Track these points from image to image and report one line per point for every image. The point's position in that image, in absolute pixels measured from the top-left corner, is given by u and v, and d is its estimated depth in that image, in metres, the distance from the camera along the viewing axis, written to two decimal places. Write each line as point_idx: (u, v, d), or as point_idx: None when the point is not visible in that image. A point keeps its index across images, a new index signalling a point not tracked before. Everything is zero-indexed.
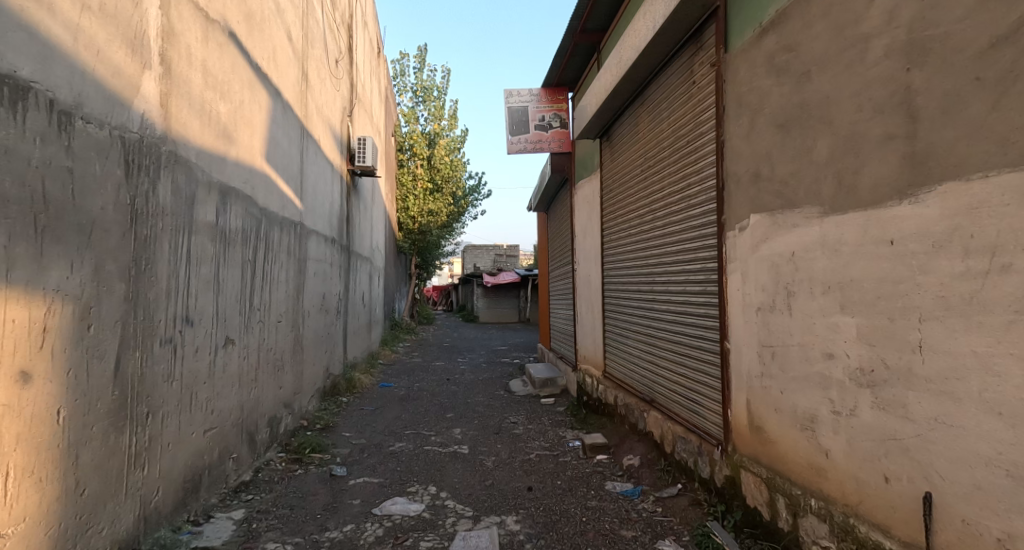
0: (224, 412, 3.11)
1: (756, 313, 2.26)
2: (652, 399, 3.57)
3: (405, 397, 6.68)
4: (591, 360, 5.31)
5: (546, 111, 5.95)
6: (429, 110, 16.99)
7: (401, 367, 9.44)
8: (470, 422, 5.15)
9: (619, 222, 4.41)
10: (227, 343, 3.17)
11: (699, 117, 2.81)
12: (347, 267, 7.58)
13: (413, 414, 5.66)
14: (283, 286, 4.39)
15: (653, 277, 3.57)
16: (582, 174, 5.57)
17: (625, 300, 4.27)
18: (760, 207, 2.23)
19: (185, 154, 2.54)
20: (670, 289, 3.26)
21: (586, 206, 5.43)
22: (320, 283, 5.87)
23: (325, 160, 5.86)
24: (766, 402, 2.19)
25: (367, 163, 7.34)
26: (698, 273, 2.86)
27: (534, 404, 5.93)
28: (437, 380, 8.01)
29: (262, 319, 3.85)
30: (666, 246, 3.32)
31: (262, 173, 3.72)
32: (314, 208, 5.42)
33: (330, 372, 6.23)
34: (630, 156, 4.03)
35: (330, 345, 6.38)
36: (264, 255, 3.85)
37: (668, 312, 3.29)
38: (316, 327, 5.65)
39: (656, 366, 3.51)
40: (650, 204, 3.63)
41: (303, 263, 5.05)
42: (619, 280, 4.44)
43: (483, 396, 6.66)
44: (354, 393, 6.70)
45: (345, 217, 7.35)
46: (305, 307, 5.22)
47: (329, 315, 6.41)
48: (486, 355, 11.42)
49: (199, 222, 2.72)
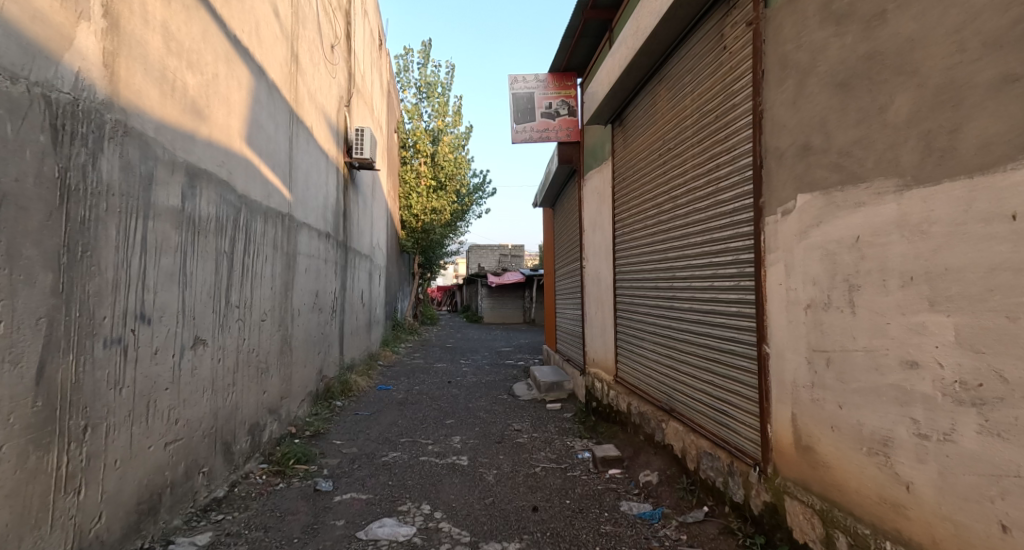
0: (192, 422, 2.78)
1: (806, 311, 1.90)
2: (671, 408, 3.22)
3: (402, 402, 6.33)
4: (601, 363, 4.96)
5: (553, 98, 5.65)
6: (433, 106, 16.71)
7: (402, 369, 9.10)
8: (470, 430, 4.81)
9: (632, 214, 4.06)
10: (197, 344, 2.85)
11: (730, 88, 2.46)
12: (344, 264, 7.27)
13: (410, 420, 5.31)
14: (268, 282, 4.06)
15: (672, 273, 3.22)
16: (592, 165, 5.22)
17: (639, 298, 3.91)
18: (810, 185, 1.87)
19: (140, 127, 2.22)
20: (693, 285, 2.91)
21: (595, 198, 5.08)
22: (313, 280, 5.54)
23: (319, 150, 5.53)
24: (817, 418, 1.83)
25: (366, 155, 7.02)
26: (728, 266, 2.50)
27: (539, 410, 5.58)
28: (438, 383, 7.67)
29: (242, 318, 3.52)
30: (688, 237, 2.97)
31: (242, 157, 3.41)
32: (305, 200, 5.10)
33: (323, 374, 5.89)
34: (645, 140, 3.68)
35: (324, 346, 6.05)
36: (245, 247, 3.52)
37: (691, 311, 2.94)
38: (307, 327, 5.33)
39: (677, 372, 3.15)
40: (669, 191, 3.27)
41: (292, 259, 4.72)
42: (632, 277, 4.09)
43: (486, 400, 6.31)
44: (350, 397, 6.37)
45: (342, 212, 7.02)
46: (295, 306, 4.89)
47: (324, 314, 6.08)
48: (490, 357, 11.09)
49: (158, 206, 2.39)
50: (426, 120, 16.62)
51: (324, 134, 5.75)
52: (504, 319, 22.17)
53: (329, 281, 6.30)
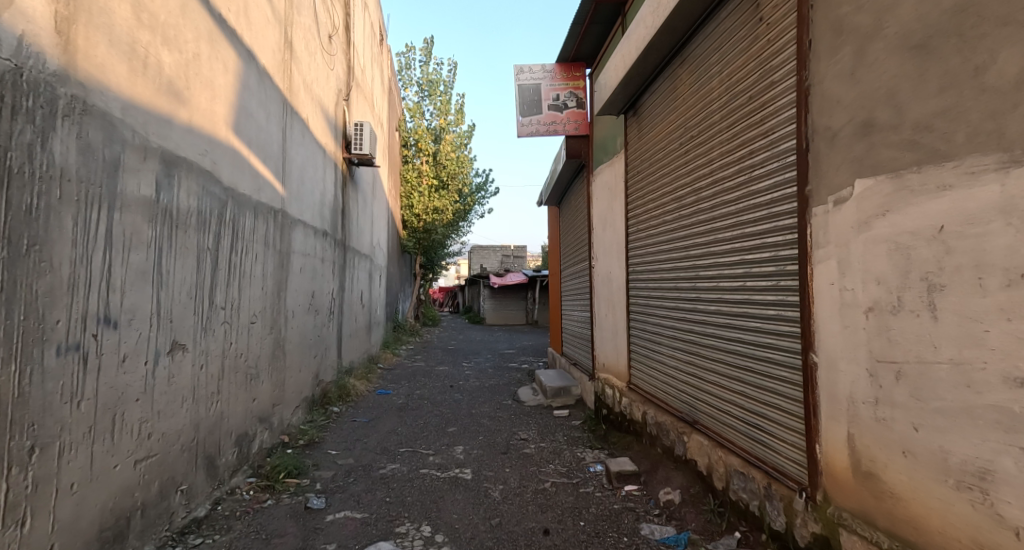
0: (169, 435, 2.53)
1: (867, 316, 1.63)
2: (695, 420, 2.95)
3: (402, 408, 6.07)
4: (612, 368, 4.69)
5: (560, 90, 5.39)
6: (435, 105, 16.48)
7: (403, 372, 8.85)
8: (474, 439, 4.55)
9: (648, 210, 3.79)
10: (175, 350, 2.59)
11: (768, 64, 2.19)
12: (342, 264, 7.01)
13: (410, 427, 5.05)
14: (258, 282, 3.80)
15: (696, 272, 2.95)
16: (602, 159, 4.96)
17: (656, 300, 3.65)
18: (872, 169, 1.61)
19: (104, 105, 1.96)
20: (720, 286, 2.65)
21: (606, 193, 4.81)
22: (308, 280, 5.28)
23: (315, 144, 5.28)
24: (883, 441, 1.57)
25: (365, 150, 6.77)
26: (764, 264, 2.24)
27: (546, 417, 5.32)
28: (439, 387, 7.41)
29: (228, 320, 3.25)
30: (714, 233, 2.70)
31: (229, 147, 3.15)
32: (300, 196, 4.85)
33: (319, 379, 5.64)
34: (664, 129, 3.42)
35: (320, 349, 5.80)
36: (232, 244, 3.27)
37: (718, 314, 2.67)
38: (302, 330, 5.07)
39: (701, 380, 2.88)
40: (691, 183, 3.00)
41: (285, 257, 4.45)
42: (647, 277, 3.82)
43: (489, 406, 6.05)
44: (347, 402, 6.12)
45: (340, 210, 6.76)
46: (289, 307, 4.64)
47: (320, 316, 5.83)
48: (493, 359, 10.86)
49: (127, 196, 2.13)
50: (428, 119, 16.38)
51: (321, 127, 5.50)
52: (506, 320, 21.92)
53: (326, 281, 6.06)
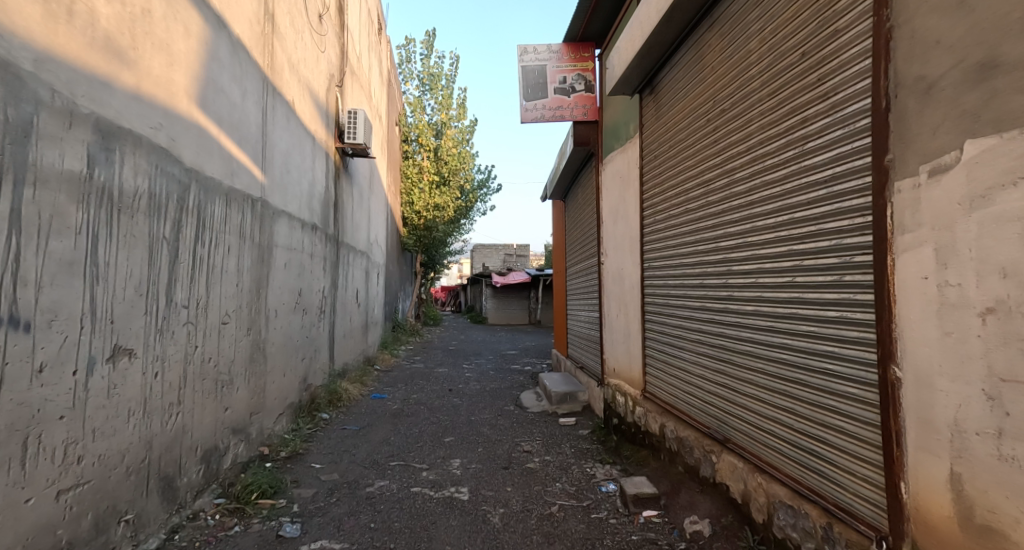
0: (110, 457, 2.15)
1: (985, 321, 1.23)
2: (726, 438, 2.55)
3: (397, 414, 5.68)
4: (624, 374, 4.29)
5: (568, 72, 5.00)
6: (436, 99, 16.11)
7: (401, 375, 8.47)
8: (472, 451, 4.15)
9: (665, 198, 3.39)
10: (119, 356, 2.21)
11: (829, 10, 1.79)
12: (335, 262, 6.63)
13: (403, 437, 4.67)
14: (231, 278, 3.41)
15: (727, 266, 2.55)
16: (613, 146, 4.55)
17: (675, 298, 3.25)
18: (991, 124, 1.21)
19: (5, 52, 1.58)
20: (759, 283, 2.25)
21: (617, 183, 4.41)
22: (295, 278, 4.90)
23: (302, 130, 4.89)
24: (1011, 488, 1.17)
25: (359, 140, 6.40)
26: (821, 256, 1.84)
27: (551, 426, 4.93)
28: (438, 391, 7.02)
29: (192, 321, 2.87)
30: (752, 220, 2.30)
31: (194, 123, 2.77)
32: (284, 185, 4.46)
33: (307, 383, 5.27)
34: (686, 105, 3.02)
35: (309, 351, 5.42)
36: (197, 235, 2.88)
37: (757, 315, 2.27)
38: (287, 331, 4.70)
39: (735, 392, 2.48)
40: (722, 165, 2.59)
41: (265, 252, 4.06)
42: (665, 274, 3.42)
43: (490, 413, 5.66)
44: (339, 408, 5.75)
45: (332, 203, 6.37)
46: (271, 306, 4.25)
47: (309, 316, 5.45)
48: (495, 360, 10.50)
49: (43, 169, 1.75)
50: (429, 114, 15.97)
51: (309, 113, 5.12)
52: (508, 320, 21.53)
53: (316, 279, 5.67)
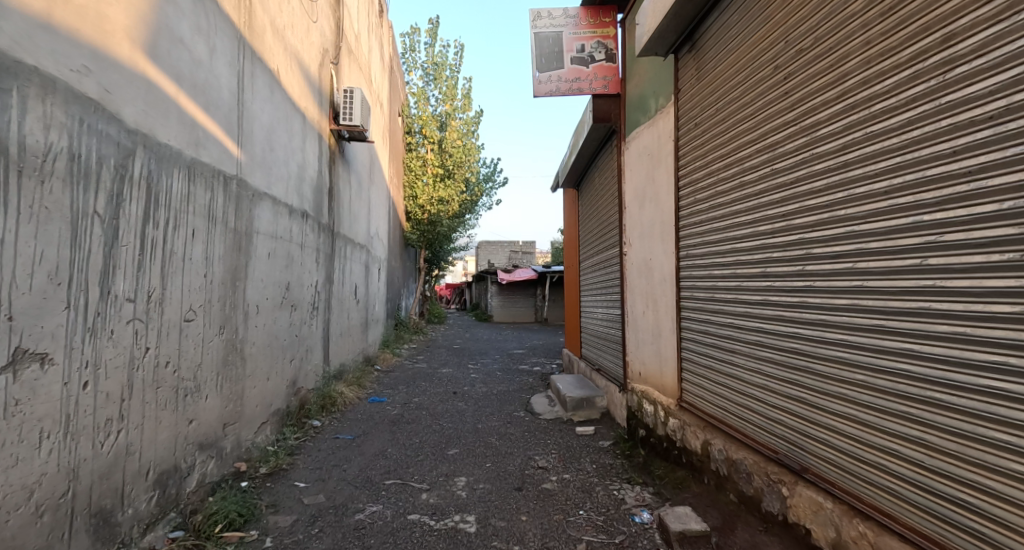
0: (9, 496, 1.65)
1: None
2: (802, 467, 2.03)
3: (396, 421, 5.17)
4: (653, 380, 3.77)
5: (586, 39, 4.46)
6: (440, 90, 15.57)
7: (402, 376, 7.97)
8: (478, 468, 3.64)
9: (707, 173, 2.86)
10: (23, 364, 1.71)
11: None
12: (330, 254, 6.12)
13: (402, 449, 4.16)
14: (198, 269, 2.91)
15: (806, 249, 2.02)
16: (639, 121, 4.02)
17: (721, 292, 2.71)
18: None
19: None
20: (859, 268, 1.76)
21: (645, 161, 3.89)
22: (281, 270, 4.40)
23: (289, 104, 4.38)
24: None
25: (355, 122, 5.90)
26: (979, 231, 1.39)
27: (567, 436, 4.42)
28: (441, 394, 6.52)
29: (143, 318, 2.37)
30: (848, 187, 1.80)
31: (141, 75, 2.26)
32: (267, 165, 3.95)
33: (296, 388, 4.77)
34: (741, 56, 2.48)
35: (299, 352, 4.92)
36: (149, 212, 2.38)
37: (856, 310, 1.77)
38: (272, 329, 4.21)
39: (815, 407, 1.97)
40: (794, 121, 2.08)
41: (243, 239, 3.55)
42: (707, 264, 2.89)
43: (499, 420, 5.15)
44: (332, 414, 5.26)
45: (326, 190, 5.86)
46: (251, 301, 3.75)
47: (299, 313, 4.96)
48: (501, 360, 9.98)
49: None
50: (433, 104, 15.44)
51: (297, 86, 4.60)
52: (513, 318, 21.02)
53: (308, 273, 5.17)
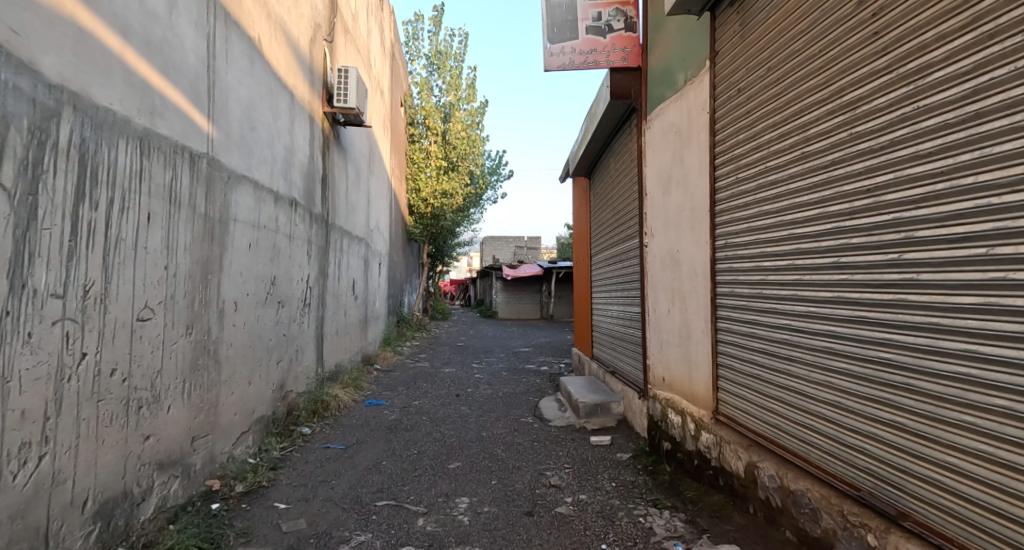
0: None
1: None
2: (898, 509, 1.60)
3: (392, 427, 4.77)
4: (680, 387, 3.34)
5: (603, 6, 4.01)
6: (445, 80, 15.12)
7: (402, 376, 7.58)
8: (482, 487, 3.23)
9: (755, 147, 2.41)
10: None
11: None
12: (324, 247, 5.71)
13: (398, 463, 3.75)
14: (156, 260, 2.49)
15: (905, 233, 1.58)
16: (665, 95, 3.57)
17: (776, 289, 2.26)
18: None
19: None
20: (999, 255, 1.33)
21: (671, 140, 3.44)
22: (266, 262, 3.99)
23: (273, 79, 3.96)
24: None
25: (350, 104, 5.48)
26: None
27: (581, 448, 4.00)
28: (442, 397, 6.11)
29: (76, 318, 1.96)
30: (981, 146, 1.37)
31: (69, 19, 1.85)
32: (246, 144, 3.53)
33: (284, 392, 4.38)
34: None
35: (288, 353, 4.53)
36: (85, 189, 1.97)
37: (992, 310, 1.35)
38: (255, 328, 3.81)
39: (919, 433, 1.54)
40: (889, 69, 1.65)
41: (217, 227, 3.14)
42: (752, 254, 2.45)
43: (505, 427, 4.73)
44: (325, 420, 4.88)
45: (318, 177, 5.43)
46: (228, 298, 3.34)
47: (288, 310, 4.56)
48: (507, 359, 9.57)
49: None
50: (437, 95, 14.98)
51: (283, 60, 4.18)
52: (518, 314, 20.61)
53: (297, 267, 4.75)
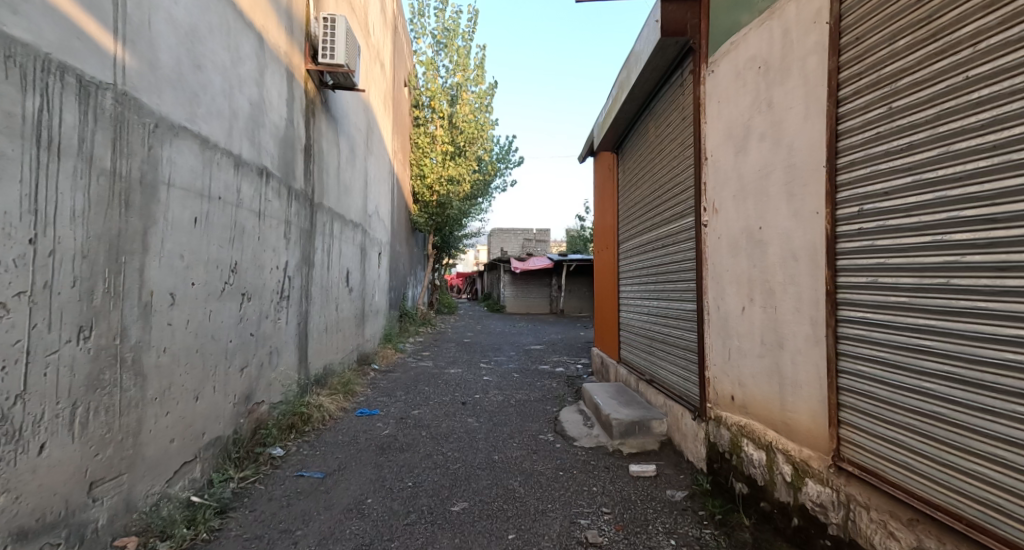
0: None
1: None
2: None
3: (384, 447, 3.94)
4: (762, 412, 2.48)
5: None
6: (452, 59, 14.21)
7: (403, 378, 6.76)
8: (495, 546, 2.41)
9: (939, 54, 1.54)
10: None
11: None
12: (308, 231, 4.89)
13: (385, 502, 2.92)
14: (16, 231, 1.70)
15: None
16: (742, 21, 2.67)
17: (993, 277, 1.40)
18: None
19: None
20: None
21: (754, 80, 2.54)
22: (222, 243, 3.16)
23: (231, 10, 3.12)
24: None
25: (338, 60, 4.67)
26: None
27: (619, 483, 3.16)
28: (446, 405, 5.27)
29: None
30: None
31: None
32: (190, 85, 2.69)
33: (250, 405, 3.58)
34: None
35: (257, 356, 3.72)
36: None
37: None
38: (206, 327, 3.00)
39: None
40: None
41: (142, 189, 2.32)
42: (928, 225, 1.58)
43: (521, 448, 3.89)
44: (305, 436, 4.07)
45: (300, 146, 4.59)
46: (161, 288, 2.52)
47: (257, 302, 3.74)
48: (518, 358, 8.74)
49: None
50: (444, 75, 14.08)
51: None
52: (527, 308, 19.82)
53: (269, 251, 3.92)
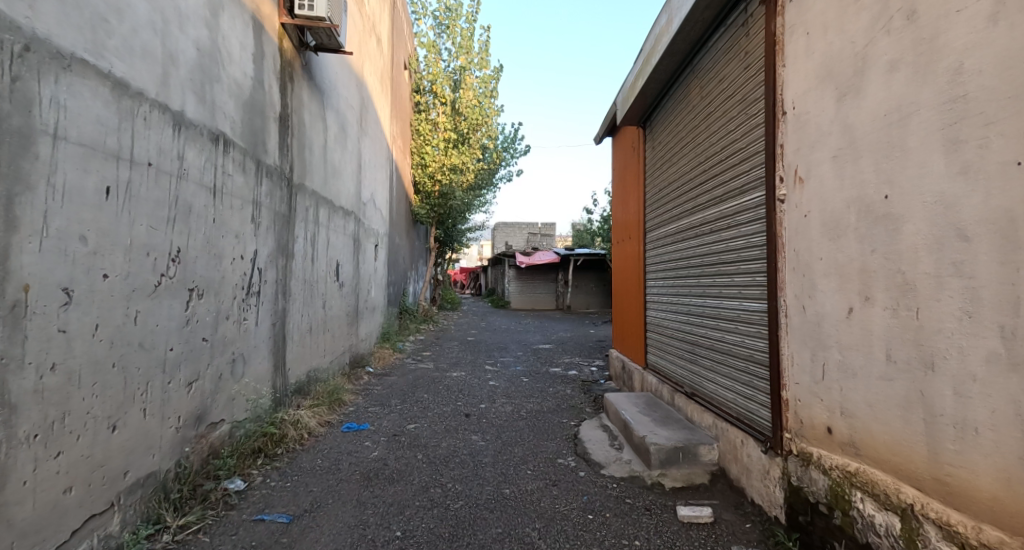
0: None
1: None
2: None
3: (370, 475, 3.23)
4: (889, 461, 1.75)
5: None
6: (454, 41, 13.42)
7: (398, 383, 6.05)
8: None
9: None
10: None
11: None
12: (284, 216, 4.16)
13: None
14: None
15: None
16: None
17: None
18: None
19: None
20: None
21: None
22: (157, 223, 2.45)
23: None
24: None
25: (318, 12, 3.94)
26: None
27: (668, 534, 2.44)
28: (447, 418, 4.55)
29: None
30: None
31: None
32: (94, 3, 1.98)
33: (201, 428, 2.87)
34: None
35: (211, 366, 3.00)
36: None
37: None
38: (131, 332, 2.28)
39: None
40: None
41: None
42: None
43: (537, 478, 3.17)
44: (274, 462, 3.36)
45: (273, 113, 3.86)
46: (43, 280, 1.80)
47: (212, 300, 3.03)
48: (525, 360, 8.01)
49: None
50: (446, 58, 13.30)
51: None
52: (531, 304, 19.06)
53: (229, 237, 3.20)
